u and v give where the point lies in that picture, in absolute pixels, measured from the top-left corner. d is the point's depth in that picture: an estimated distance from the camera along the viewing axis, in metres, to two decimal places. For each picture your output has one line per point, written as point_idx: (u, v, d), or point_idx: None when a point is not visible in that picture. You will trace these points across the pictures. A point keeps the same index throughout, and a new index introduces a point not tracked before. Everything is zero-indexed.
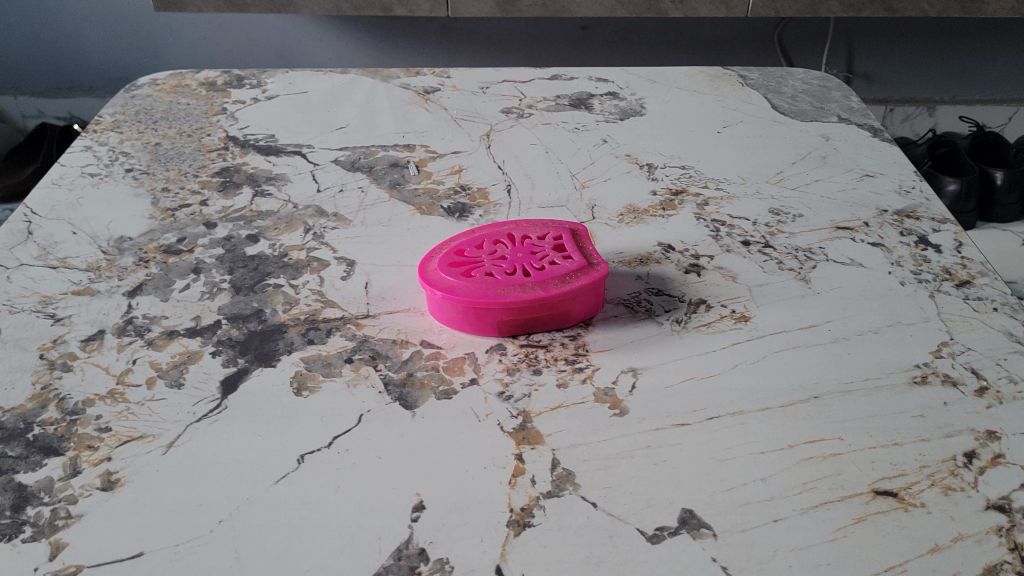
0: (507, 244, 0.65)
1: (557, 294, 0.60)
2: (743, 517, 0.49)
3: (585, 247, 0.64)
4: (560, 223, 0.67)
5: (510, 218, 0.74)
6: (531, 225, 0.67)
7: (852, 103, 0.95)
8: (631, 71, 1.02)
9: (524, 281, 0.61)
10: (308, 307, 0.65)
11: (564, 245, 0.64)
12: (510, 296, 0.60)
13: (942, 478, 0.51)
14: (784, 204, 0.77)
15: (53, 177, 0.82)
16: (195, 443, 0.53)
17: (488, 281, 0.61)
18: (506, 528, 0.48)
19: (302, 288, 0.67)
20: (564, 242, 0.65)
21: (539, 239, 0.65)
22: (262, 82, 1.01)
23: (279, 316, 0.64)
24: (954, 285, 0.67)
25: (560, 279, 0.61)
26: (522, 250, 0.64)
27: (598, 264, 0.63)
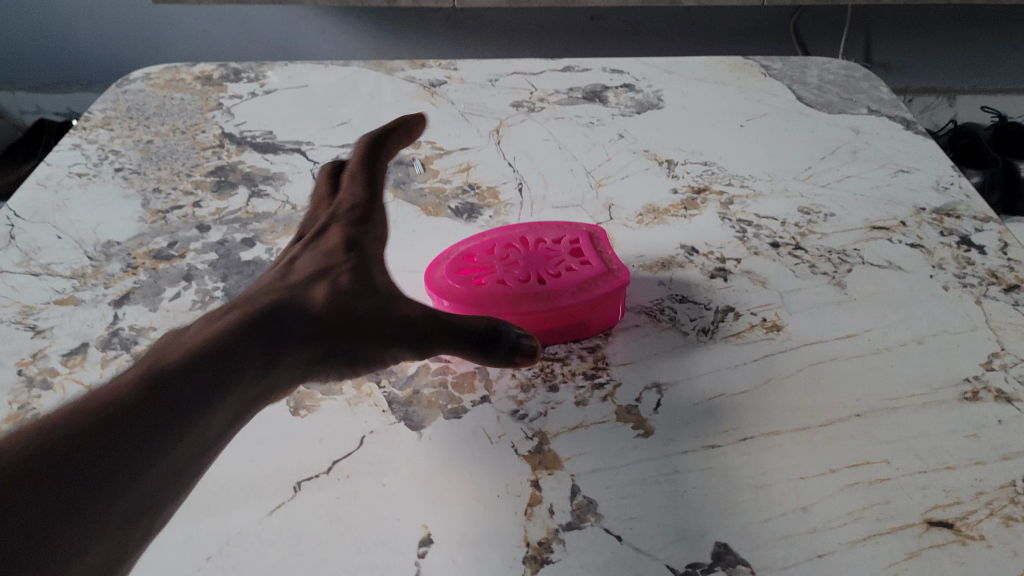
0: (518, 249, 0.61)
1: (572, 303, 0.56)
2: (785, 553, 0.44)
3: (602, 252, 0.60)
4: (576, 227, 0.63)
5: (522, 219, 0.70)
6: (547, 229, 0.63)
7: (882, 94, 0.90)
8: (647, 61, 0.97)
9: (537, 289, 0.57)
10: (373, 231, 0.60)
11: (581, 250, 0.60)
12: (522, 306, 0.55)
13: (1002, 506, 0.46)
14: (814, 202, 0.72)
15: (39, 177, 0.78)
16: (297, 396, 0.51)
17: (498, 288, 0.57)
18: (522, 564, 0.44)
19: (370, 211, 0.62)
20: (581, 247, 0.60)
21: (553, 245, 0.61)
22: (260, 75, 0.96)
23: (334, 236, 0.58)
24: (1002, 289, 0.62)
25: (576, 287, 0.57)
26: (534, 256, 0.60)
27: (618, 271, 0.58)
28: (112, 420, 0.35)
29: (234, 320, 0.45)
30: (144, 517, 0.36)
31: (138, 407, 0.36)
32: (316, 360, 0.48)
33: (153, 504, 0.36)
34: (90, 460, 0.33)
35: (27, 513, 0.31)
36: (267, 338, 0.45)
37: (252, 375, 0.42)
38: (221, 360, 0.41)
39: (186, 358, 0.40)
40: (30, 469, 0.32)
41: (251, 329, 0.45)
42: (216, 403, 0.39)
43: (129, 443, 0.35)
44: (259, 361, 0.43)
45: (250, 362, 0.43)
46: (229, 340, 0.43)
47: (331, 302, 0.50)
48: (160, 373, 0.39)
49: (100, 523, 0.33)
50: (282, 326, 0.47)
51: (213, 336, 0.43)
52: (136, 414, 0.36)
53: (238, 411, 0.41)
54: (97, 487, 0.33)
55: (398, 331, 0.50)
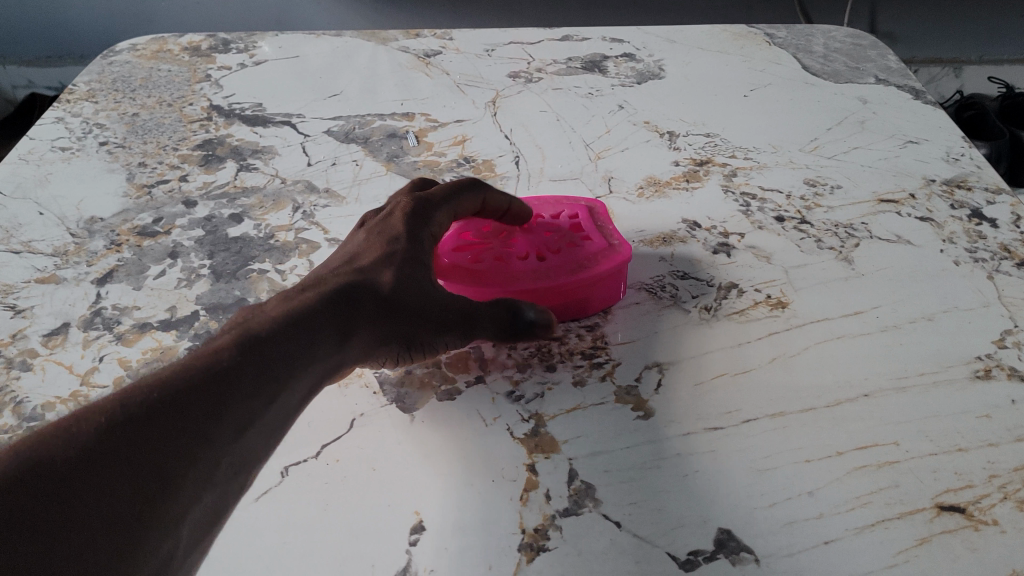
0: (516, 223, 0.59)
1: (574, 281, 0.54)
2: (790, 539, 0.43)
3: (603, 226, 0.59)
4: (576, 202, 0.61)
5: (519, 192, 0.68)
6: (544, 204, 0.61)
7: (890, 63, 0.87)
8: (648, 31, 0.94)
9: (537, 266, 0.55)
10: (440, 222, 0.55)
11: (581, 225, 0.58)
12: (523, 283, 0.54)
13: (1015, 490, 0.45)
14: (820, 174, 0.70)
15: (21, 152, 0.75)
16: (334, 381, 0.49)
17: (497, 264, 0.55)
18: (518, 552, 0.42)
19: (436, 208, 0.55)
20: (581, 222, 0.59)
21: (551, 220, 0.59)
22: (250, 45, 0.93)
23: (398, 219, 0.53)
24: (1015, 264, 0.59)
25: (577, 264, 0.55)
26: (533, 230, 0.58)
27: (620, 245, 0.57)
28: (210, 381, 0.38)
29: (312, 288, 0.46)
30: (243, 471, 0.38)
31: (227, 370, 0.39)
32: (379, 342, 0.47)
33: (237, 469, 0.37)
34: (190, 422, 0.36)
35: (138, 466, 0.33)
36: (345, 305, 0.46)
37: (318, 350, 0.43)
38: (303, 330, 0.43)
39: (274, 324, 0.42)
40: (141, 430, 0.34)
41: (328, 296, 0.46)
42: (300, 369, 0.42)
43: (224, 406, 0.37)
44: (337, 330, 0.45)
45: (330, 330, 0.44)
46: (308, 312, 0.44)
47: (400, 281, 0.49)
48: (247, 338, 0.41)
49: (206, 481, 0.36)
50: (358, 293, 0.47)
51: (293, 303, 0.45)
52: (230, 376, 0.38)
53: (318, 379, 0.43)
54: (200, 447, 0.36)
55: (451, 318, 0.49)
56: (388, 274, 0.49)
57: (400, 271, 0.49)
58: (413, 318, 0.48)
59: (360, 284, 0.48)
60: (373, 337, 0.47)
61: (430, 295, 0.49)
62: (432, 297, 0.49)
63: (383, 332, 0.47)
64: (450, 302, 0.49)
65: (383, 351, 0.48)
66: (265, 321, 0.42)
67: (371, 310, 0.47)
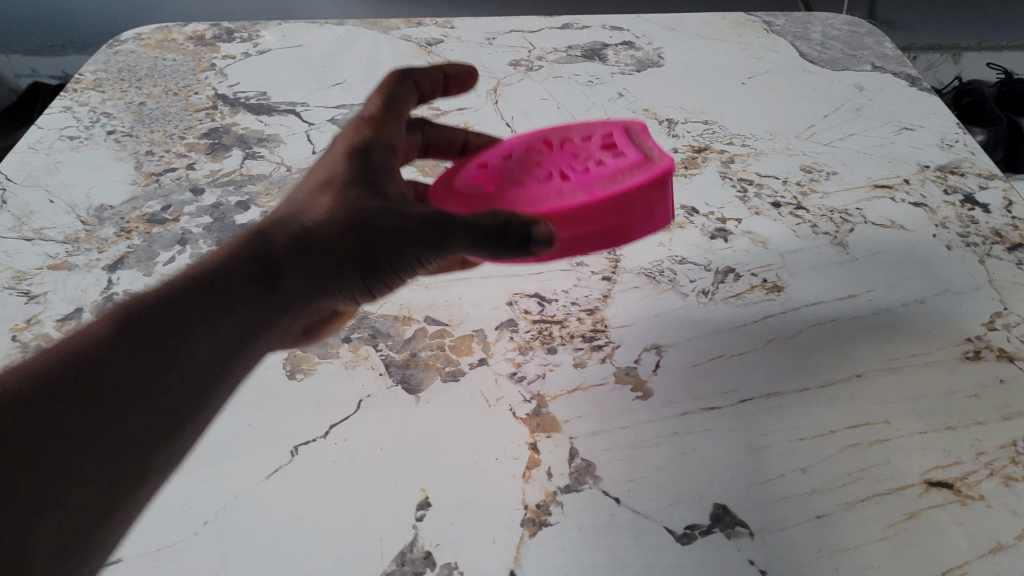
0: (549, 149, 0.56)
1: (606, 196, 0.50)
2: (783, 514, 0.44)
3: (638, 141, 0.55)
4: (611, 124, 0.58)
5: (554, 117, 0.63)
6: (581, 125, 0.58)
7: (886, 49, 0.88)
8: (647, 18, 0.95)
9: (568, 186, 0.51)
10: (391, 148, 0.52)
11: (617, 144, 0.55)
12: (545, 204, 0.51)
13: (1002, 466, 0.46)
14: (816, 160, 0.71)
15: (30, 140, 0.77)
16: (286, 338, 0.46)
17: (521, 191, 0.52)
18: (521, 527, 0.44)
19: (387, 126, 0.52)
20: (617, 141, 0.55)
21: (584, 142, 0.56)
22: (253, 33, 0.94)
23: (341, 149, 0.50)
24: (1006, 248, 0.61)
25: (609, 180, 0.51)
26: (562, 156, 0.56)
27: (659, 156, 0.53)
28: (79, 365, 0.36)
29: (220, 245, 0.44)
30: (134, 448, 0.36)
31: (122, 347, 0.37)
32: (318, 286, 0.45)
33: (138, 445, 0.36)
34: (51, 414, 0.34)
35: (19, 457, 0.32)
36: (259, 255, 0.43)
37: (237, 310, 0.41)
38: (214, 290, 0.41)
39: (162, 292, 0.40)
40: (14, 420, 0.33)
41: (238, 249, 0.44)
42: (193, 333, 0.39)
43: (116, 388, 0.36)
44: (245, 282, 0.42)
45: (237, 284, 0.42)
46: (227, 269, 0.42)
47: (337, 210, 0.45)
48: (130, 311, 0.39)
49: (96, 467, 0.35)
50: (289, 238, 0.44)
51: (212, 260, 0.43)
52: (107, 359, 0.37)
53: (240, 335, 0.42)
54: (81, 433, 0.34)
55: (411, 234, 0.44)
56: (319, 202, 0.46)
57: (334, 193, 0.45)
58: (349, 243, 0.44)
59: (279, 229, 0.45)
60: (305, 277, 0.44)
61: (374, 215, 0.44)
62: (376, 214, 0.45)
63: (320, 275, 0.44)
64: (401, 225, 0.44)
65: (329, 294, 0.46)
66: (156, 292, 0.40)
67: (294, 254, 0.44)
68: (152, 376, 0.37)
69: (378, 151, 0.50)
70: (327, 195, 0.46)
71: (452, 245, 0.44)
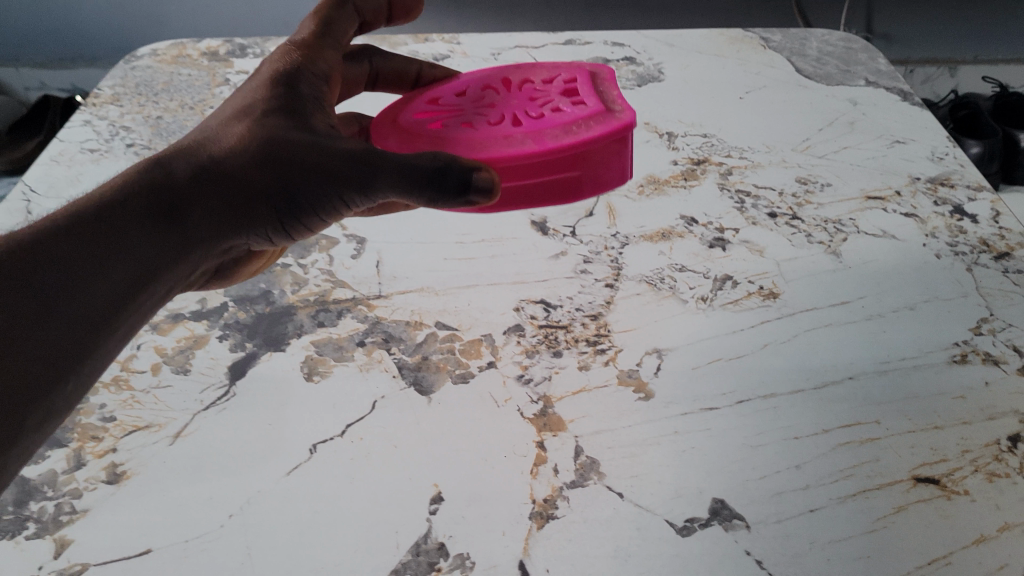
0: (511, 103, 0.60)
1: (554, 148, 0.54)
2: (778, 507, 0.47)
3: (604, 98, 0.59)
4: (575, 78, 0.62)
5: (525, 66, 0.66)
6: (547, 85, 0.62)
7: (880, 65, 0.91)
8: (647, 35, 0.98)
9: (519, 137, 0.55)
10: (316, 85, 0.55)
11: (579, 100, 0.59)
12: (510, 150, 0.54)
13: (986, 463, 0.49)
14: (811, 173, 0.74)
15: (52, 153, 0.79)
16: (205, 263, 0.50)
17: (473, 136, 0.56)
18: (529, 520, 0.47)
19: (308, 67, 0.56)
20: (580, 98, 0.59)
21: (546, 99, 0.60)
22: (266, 49, 0.97)
23: (264, 82, 0.53)
24: (993, 257, 0.63)
25: (560, 132, 0.55)
26: (526, 106, 0.59)
27: (623, 111, 0.57)
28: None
29: (132, 172, 0.47)
30: (52, 354, 0.40)
31: (31, 272, 0.41)
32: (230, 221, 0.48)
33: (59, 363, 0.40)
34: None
35: None
36: (169, 186, 0.47)
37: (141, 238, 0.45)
38: (118, 220, 0.45)
39: (73, 216, 0.44)
40: None
41: (151, 178, 0.47)
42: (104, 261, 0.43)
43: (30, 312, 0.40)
44: (155, 210, 0.46)
45: (146, 212, 0.46)
46: (131, 200, 0.46)
47: (243, 145, 0.48)
48: (43, 231, 0.43)
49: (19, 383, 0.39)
50: (195, 174, 0.48)
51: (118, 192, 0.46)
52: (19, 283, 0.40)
53: (151, 261, 0.45)
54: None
55: (328, 169, 0.48)
56: (233, 135, 0.49)
57: (246, 129, 0.49)
58: (262, 176, 0.48)
59: (191, 160, 0.48)
60: (210, 211, 0.48)
61: (290, 150, 0.48)
62: (282, 149, 0.48)
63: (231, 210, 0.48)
64: (311, 161, 0.48)
65: (247, 229, 0.49)
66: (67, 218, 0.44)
67: (206, 186, 0.47)
68: (64, 297, 0.41)
69: (301, 88, 0.53)
70: (242, 128, 0.49)
71: (379, 182, 0.47)
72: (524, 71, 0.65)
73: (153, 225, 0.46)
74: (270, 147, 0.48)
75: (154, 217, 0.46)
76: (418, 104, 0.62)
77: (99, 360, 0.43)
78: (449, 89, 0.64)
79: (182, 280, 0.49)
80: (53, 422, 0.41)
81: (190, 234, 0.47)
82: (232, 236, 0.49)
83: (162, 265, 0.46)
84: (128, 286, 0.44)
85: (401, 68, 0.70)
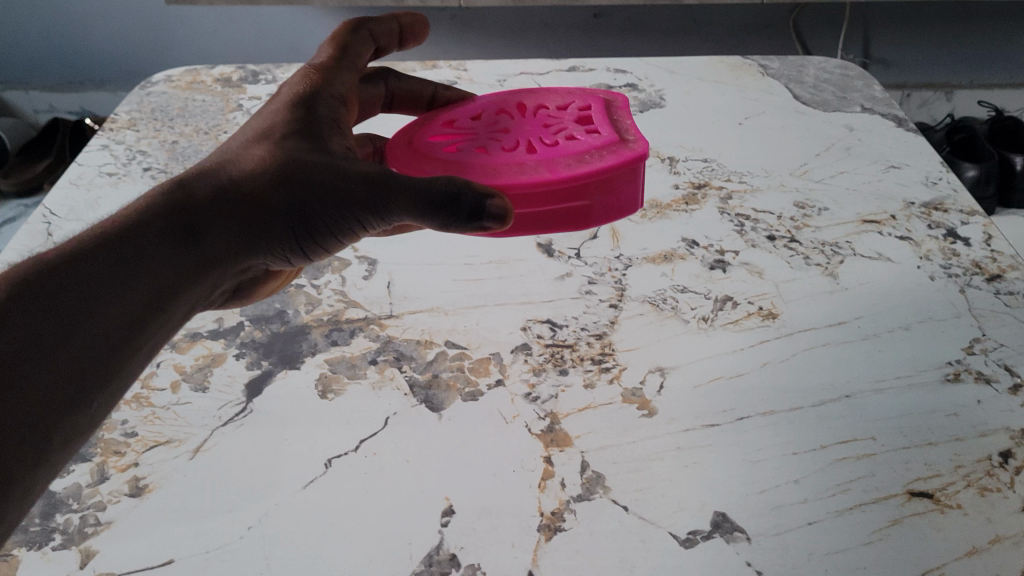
0: (525, 130, 0.63)
1: (568, 178, 0.56)
2: (777, 520, 0.48)
3: (617, 127, 0.62)
4: (588, 105, 0.65)
5: (540, 92, 0.69)
6: (561, 113, 0.65)
7: (875, 92, 0.93)
8: (649, 62, 1.01)
9: (533, 165, 0.58)
10: (333, 107, 0.57)
11: (593, 130, 0.61)
12: (525, 177, 0.56)
13: (978, 478, 0.50)
14: (809, 197, 0.76)
15: (71, 177, 0.82)
16: (225, 281, 0.52)
17: (488, 162, 0.59)
18: (537, 532, 0.48)
19: (325, 89, 0.58)
20: (593, 128, 0.62)
21: (560, 128, 0.62)
22: (277, 76, 1.00)
23: (283, 105, 0.55)
24: (985, 279, 0.65)
25: (573, 162, 0.58)
26: (540, 132, 0.62)
27: (636, 141, 0.60)
28: (24, 298, 0.42)
29: (156, 193, 0.49)
30: (80, 373, 0.42)
31: (59, 291, 0.43)
32: (248, 240, 0.50)
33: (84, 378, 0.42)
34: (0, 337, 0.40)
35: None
36: (192, 207, 0.49)
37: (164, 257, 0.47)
38: (142, 239, 0.47)
39: (100, 237, 0.46)
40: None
41: (174, 199, 0.49)
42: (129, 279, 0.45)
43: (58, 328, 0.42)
44: (177, 232, 0.48)
45: (169, 233, 0.48)
46: (154, 220, 0.48)
47: (263, 167, 0.50)
48: (72, 252, 0.45)
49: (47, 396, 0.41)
50: (216, 195, 0.50)
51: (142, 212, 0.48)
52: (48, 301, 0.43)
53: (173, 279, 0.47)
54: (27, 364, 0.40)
55: (345, 191, 0.49)
56: (253, 156, 0.51)
57: (265, 151, 0.51)
58: (281, 198, 0.50)
59: (212, 181, 0.50)
60: (230, 230, 0.50)
61: (308, 172, 0.50)
62: (301, 171, 0.50)
63: (249, 230, 0.50)
64: (328, 183, 0.50)
65: (265, 247, 0.51)
66: (94, 238, 0.46)
67: (226, 207, 0.49)
68: (91, 315, 0.43)
69: (319, 111, 0.55)
70: (262, 151, 0.51)
71: (394, 205, 0.49)
72: (536, 97, 0.68)
73: (176, 244, 0.48)
74: (288, 169, 0.50)
75: (175, 236, 0.48)
76: (434, 126, 0.65)
77: (123, 377, 0.45)
78: (464, 111, 0.67)
79: (204, 298, 0.51)
80: (78, 438, 0.43)
81: (211, 254, 0.49)
82: (252, 256, 0.51)
83: (184, 284, 0.48)
84: (152, 306, 0.46)
85: (415, 90, 0.72)
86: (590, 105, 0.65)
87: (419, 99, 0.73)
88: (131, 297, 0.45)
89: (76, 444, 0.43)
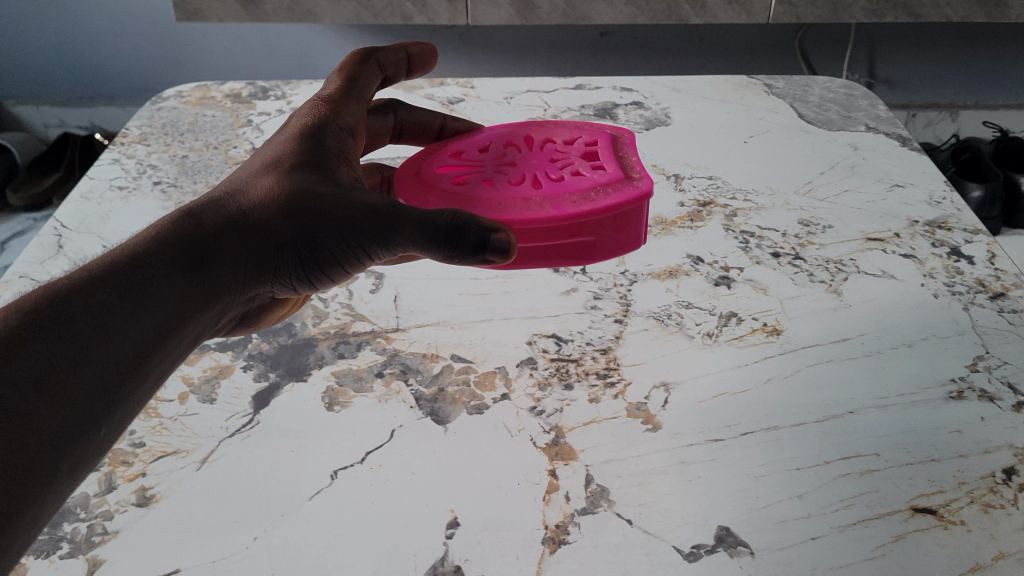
0: (531, 164, 0.64)
1: (572, 215, 0.57)
2: (781, 535, 0.49)
3: (622, 164, 0.63)
4: (595, 142, 0.66)
5: (547, 126, 0.70)
6: (568, 149, 0.66)
7: (879, 112, 0.94)
8: (655, 80, 1.02)
9: (537, 201, 0.58)
10: (341, 138, 0.57)
11: (598, 167, 0.62)
12: (530, 213, 0.57)
13: (981, 495, 0.50)
14: (814, 215, 0.77)
15: (82, 191, 0.82)
16: (231, 310, 0.53)
17: (493, 196, 0.59)
18: (542, 545, 0.49)
19: (332, 120, 0.58)
20: (599, 165, 0.63)
21: (567, 164, 0.63)
22: (286, 92, 1.01)
23: (292, 136, 0.56)
24: (989, 297, 0.66)
25: (578, 200, 0.58)
26: (547, 167, 0.63)
27: (641, 179, 0.61)
28: (35, 326, 0.43)
29: (165, 222, 0.50)
30: (89, 400, 0.43)
31: (66, 319, 0.44)
32: (255, 270, 0.51)
33: (89, 405, 0.43)
34: (12, 365, 0.41)
35: None
36: (201, 236, 0.50)
37: (171, 286, 0.48)
38: (149, 269, 0.47)
39: (110, 265, 0.47)
40: None
41: (183, 228, 0.50)
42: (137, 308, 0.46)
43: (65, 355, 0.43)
44: (185, 262, 0.49)
45: (177, 263, 0.49)
46: (163, 250, 0.48)
47: (270, 198, 0.51)
48: (83, 281, 0.46)
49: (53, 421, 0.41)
50: (224, 225, 0.50)
51: (151, 240, 0.49)
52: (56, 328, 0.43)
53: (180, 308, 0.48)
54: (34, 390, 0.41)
55: (353, 222, 0.50)
56: (262, 187, 0.51)
57: (274, 181, 0.52)
58: (289, 228, 0.51)
59: (221, 211, 0.51)
60: (237, 261, 0.50)
61: (316, 204, 0.51)
62: (309, 203, 0.51)
63: (256, 260, 0.51)
64: (336, 214, 0.50)
65: (271, 277, 0.52)
66: (103, 265, 0.47)
67: (234, 237, 0.50)
68: (99, 342, 0.44)
69: (326, 142, 0.56)
70: (270, 181, 0.51)
71: (401, 235, 0.50)
72: (545, 131, 0.69)
73: (183, 275, 0.48)
74: (296, 200, 0.51)
75: (184, 266, 0.49)
76: (442, 157, 0.66)
77: (131, 405, 0.46)
78: (473, 144, 0.68)
79: (210, 326, 0.52)
80: (88, 463, 0.44)
81: (218, 284, 0.50)
82: (258, 284, 0.52)
83: (191, 314, 0.49)
84: (159, 336, 0.47)
85: (424, 121, 0.73)
86: (597, 141, 0.66)
87: (428, 130, 0.74)
88: (139, 326, 0.46)
89: (85, 470, 0.44)
